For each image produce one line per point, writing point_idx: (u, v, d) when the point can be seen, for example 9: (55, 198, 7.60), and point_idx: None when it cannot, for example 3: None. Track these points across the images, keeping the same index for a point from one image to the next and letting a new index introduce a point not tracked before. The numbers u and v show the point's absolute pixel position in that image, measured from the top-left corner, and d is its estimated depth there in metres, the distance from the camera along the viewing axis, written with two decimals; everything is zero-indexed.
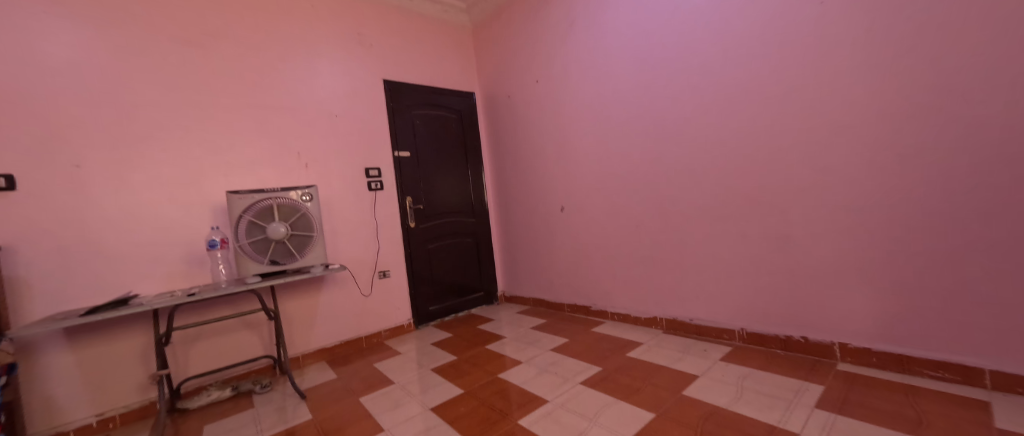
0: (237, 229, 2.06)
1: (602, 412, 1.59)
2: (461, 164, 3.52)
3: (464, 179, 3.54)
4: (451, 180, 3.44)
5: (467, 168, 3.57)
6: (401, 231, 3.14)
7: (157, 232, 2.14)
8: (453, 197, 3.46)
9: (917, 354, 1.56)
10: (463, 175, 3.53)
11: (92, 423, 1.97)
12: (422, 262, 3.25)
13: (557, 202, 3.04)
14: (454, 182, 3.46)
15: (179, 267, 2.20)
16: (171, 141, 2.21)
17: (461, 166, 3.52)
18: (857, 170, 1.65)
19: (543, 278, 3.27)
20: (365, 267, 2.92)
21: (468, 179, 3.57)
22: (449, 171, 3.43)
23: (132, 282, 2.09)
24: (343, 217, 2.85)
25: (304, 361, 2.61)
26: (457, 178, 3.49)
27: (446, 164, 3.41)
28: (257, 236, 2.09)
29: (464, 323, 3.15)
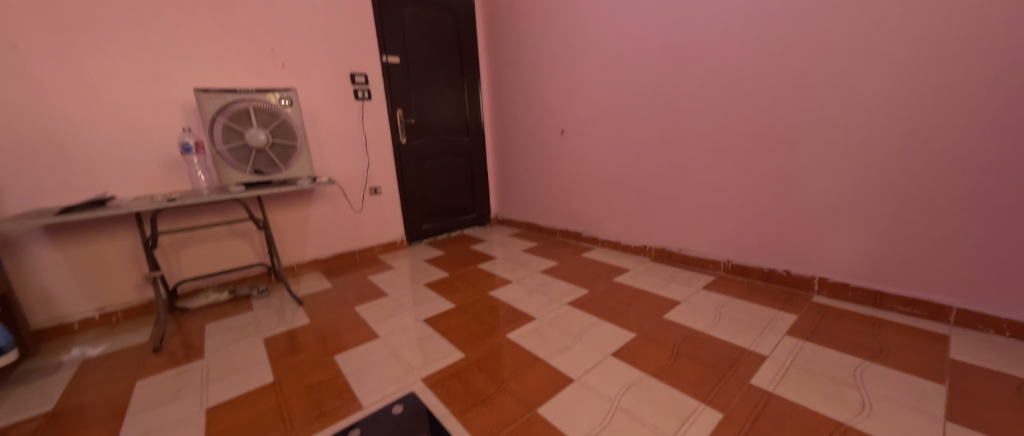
0: (212, 133, 1.93)
1: (586, 331, 1.67)
2: (455, 76, 3.29)
3: (457, 93, 3.34)
4: (444, 94, 3.25)
5: (462, 81, 3.35)
6: (392, 146, 3.03)
7: (130, 131, 2.05)
8: (446, 112, 3.29)
9: (892, 291, 1.63)
10: (457, 89, 3.32)
11: (94, 316, 2.04)
12: (415, 180, 3.20)
13: (556, 124, 2.92)
14: (447, 96, 3.27)
15: (156, 171, 2.13)
16: (128, 30, 2.00)
17: (455, 79, 3.30)
18: (877, 104, 1.55)
19: (537, 202, 3.26)
20: (355, 182, 2.87)
21: (462, 93, 3.37)
22: (442, 83, 3.22)
23: (106, 184, 2.02)
24: (329, 127, 2.72)
25: (301, 271, 2.67)
26: (451, 92, 3.29)
27: (439, 75, 3.18)
28: (235, 142, 1.98)
29: (456, 242, 3.20)
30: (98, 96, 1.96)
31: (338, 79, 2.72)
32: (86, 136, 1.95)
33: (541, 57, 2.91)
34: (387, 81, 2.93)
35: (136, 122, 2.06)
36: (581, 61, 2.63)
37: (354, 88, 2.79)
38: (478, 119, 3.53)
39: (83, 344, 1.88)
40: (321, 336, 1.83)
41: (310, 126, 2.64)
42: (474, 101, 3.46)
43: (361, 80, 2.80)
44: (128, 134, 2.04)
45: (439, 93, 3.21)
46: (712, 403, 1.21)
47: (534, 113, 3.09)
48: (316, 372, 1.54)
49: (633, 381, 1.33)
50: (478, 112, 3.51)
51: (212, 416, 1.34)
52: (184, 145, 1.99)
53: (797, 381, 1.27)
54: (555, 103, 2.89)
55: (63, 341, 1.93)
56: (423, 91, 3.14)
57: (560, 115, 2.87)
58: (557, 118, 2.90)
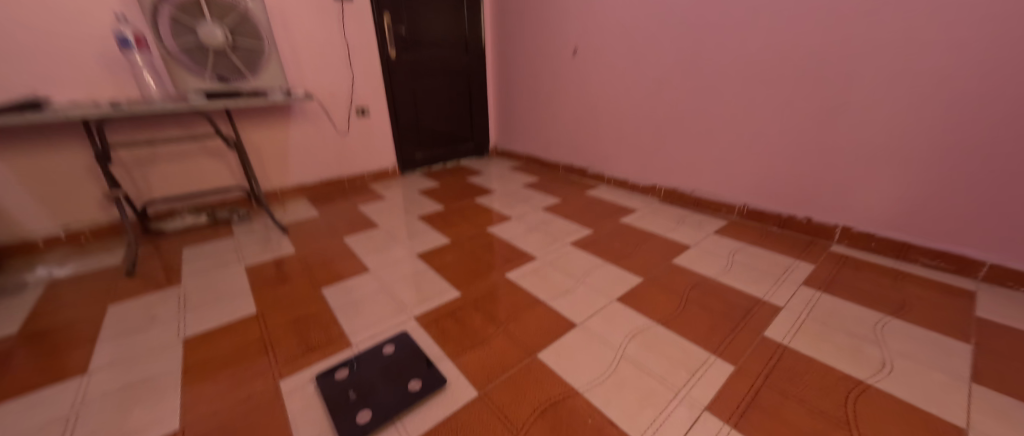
0: (156, 27, 1.58)
1: (590, 273, 1.57)
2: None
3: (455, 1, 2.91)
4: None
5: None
6: (380, 60, 2.67)
7: (60, 20, 1.73)
8: (442, 24, 2.89)
9: (921, 242, 1.52)
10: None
11: (59, 235, 1.88)
12: (406, 103, 2.90)
13: (569, 43, 2.58)
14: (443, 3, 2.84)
15: (98, 72, 1.85)
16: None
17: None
18: (966, 24, 1.29)
19: (540, 134, 3.03)
20: (341, 101, 2.57)
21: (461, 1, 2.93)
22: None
23: (39, 84, 1.75)
24: (304, 31, 2.33)
25: (285, 196, 2.51)
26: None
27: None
28: (187, 40, 1.64)
29: (452, 174, 3.02)
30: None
31: None
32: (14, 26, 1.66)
33: None
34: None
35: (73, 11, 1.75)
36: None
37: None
38: (477, 35, 3.13)
39: (49, 263, 1.73)
40: (309, 266, 1.72)
41: (281, 30, 2.25)
42: (474, 12, 3.03)
43: None
44: (67, 28, 1.75)
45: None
46: (722, 356, 1.13)
47: (543, 30, 2.73)
48: (300, 304, 1.44)
49: (638, 329, 1.25)
50: (479, 27, 3.10)
51: (187, 346, 1.24)
52: (120, 37, 1.60)
53: (813, 335, 1.20)
54: (569, 18, 2.53)
55: (27, 260, 1.78)
56: None
57: (574, 33, 2.53)
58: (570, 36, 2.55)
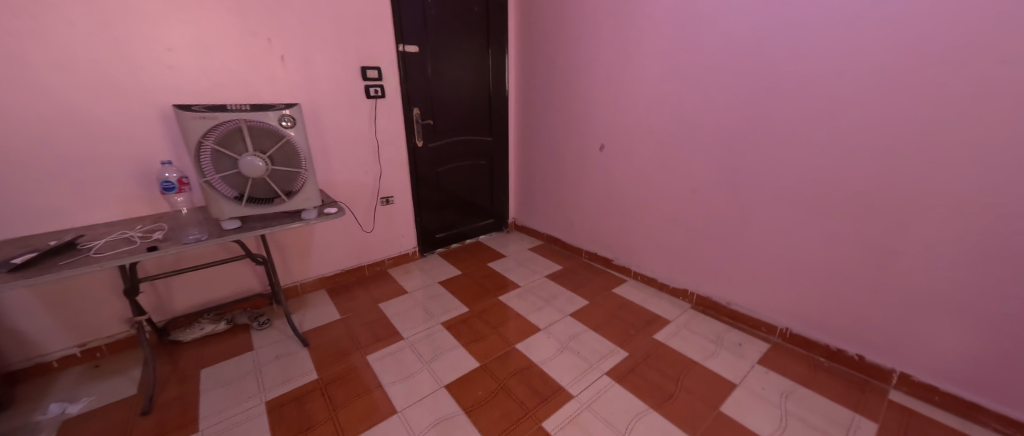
0: (201, 159, 1.67)
1: (634, 426, 1.48)
2: (478, 70, 2.96)
3: (482, 90, 3.02)
4: (465, 90, 2.92)
5: (487, 77, 3.03)
6: (407, 150, 2.73)
7: (116, 145, 1.85)
8: (468, 112, 2.98)
9: (992, 406, 1.45)
10: (480, 85, 3.00)
11: (75, 353, 1.82)
12: (431, 187, 2.93)
13: (594, 139, 2.60)
14: (468, 93, 2.94)
15: (144, 191, 1.94)
16: (115, 21, 1.76)
17: (478, 74, 2.96)
18: None
19: (562, 217, 2.99)
20: (366, 192, 2.60)
21: (486, 89, 3.04)
22: (463, 78, 2.89)
23: (90, 209, 1.85)
24: (337, 130, 2.42)
25: (304, 289, 2.50)
26: (474, 89, 2.97)
27: (461, 69, 2.86)
28: (228, 169, 1.72)
29: (473, 257, 3.00)
30: (80, 100, 1.76)
31: (350, 75, 2.41)
32: (71, 151, 1.77)
33: (580, 58, 2.58)
34: (405, 76, 2.60)
35: (122, 131, 1.85)
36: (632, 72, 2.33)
37: (365, 84, 2.46)
38: (502, 120, 3.21)
39: (64, 393, 1.67)
40: (333, 403, 1.62)
41: (313, 130, 2.33)
42: (500, 99, 3.14)
43: (372, 74, 2.46)
44: (116, 145, 1.85)
45: (463, 89, 2.90)
46: None
47: (569, 120, 2.76)
48: None
49: None
50: (504, 113, 3.20)
51: None
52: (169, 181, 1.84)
53: None
54: (593, 115, 2.58)
55: (41, 385, 1.72)
56: (444, 86, 2.81)
57: (598, 130, 2.56)
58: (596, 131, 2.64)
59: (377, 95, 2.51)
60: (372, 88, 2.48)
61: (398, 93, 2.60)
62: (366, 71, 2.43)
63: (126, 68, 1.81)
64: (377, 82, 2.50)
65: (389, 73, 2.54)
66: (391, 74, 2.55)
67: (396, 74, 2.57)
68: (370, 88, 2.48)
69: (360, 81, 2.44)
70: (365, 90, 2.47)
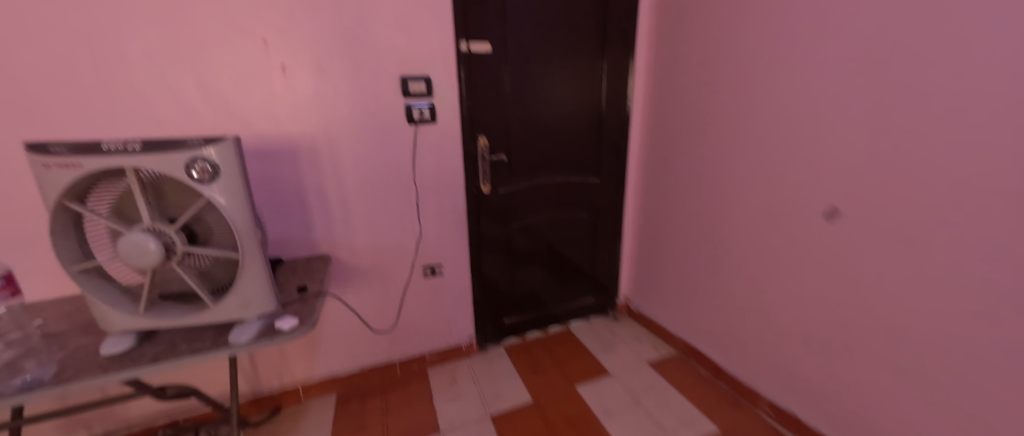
0: (77, 234, 0.98)
1: None
2: (582, 80, 1.96)
3: (586, 110, 2.02)
4: (559, 110, 1.96)
5: (598, 91, 2.01)
6: (466, 198, 1.86)
7: None
8: (562, 142, 2.01)
9: None
10: (584, 102, 2.00)
11: None
12: (498, 249, 2.01)
13: (812, 198, 1.37)
14: (563, 113, 1.97)
15: None
16: (46, 16, 1.22)
17: (580, 85, 1.96)
18: None
19: (723, 318, 1.80)
20: (401, 261, 1.80)
21: (591, 108, 2.03)
22: (557, 92, 1.93)
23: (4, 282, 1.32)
24: (362, 173, 1.66)
25: (306, 394, 1.78)
26: (575, 108, 1.99)
27: (555, 78, 1.91)
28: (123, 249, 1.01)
29: (555, 365, 1.99)
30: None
31: (387, 90, 1.62)
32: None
33: (785, 44, 1.39)
34: (470, 90, 1.74)
35: None
36: (920, 60, 1.05)
37: (408, 102, 1.66)
38: (614, 154, 2.15)
39: None
40: None
41: (327, 174, 1.61)
42: (615, 120, 2.09)
43: (418, 88, 1.64)
44: None
45: (557, 109, 1.96)
46: None
47: (748, 160, 1.58)
48: None
49: None
50: (620, 143, 2.14)
51: None
52: None
53: None
54: (807, 151, 1.36)
55: None
56: (527, 102, 1.88)
57: (823, 183, 1.33)
58: (801, 180, 1.41)
59: (424, 118, 1.68)
60: (416, 109, 1.66)
61: (457, 116, 1.74)
62: (407, 83, 1.62)
63: (68, 87, 1.28)
64: (425, 99, 1.68)
65: (445, 85, 1.69)
66: (447, 87, 1.70)
67: (454, 88, 1.71)
68: (415, 107, 1.66)
69: (401, 98, 1.65)
70: (406, 111, 1.66)
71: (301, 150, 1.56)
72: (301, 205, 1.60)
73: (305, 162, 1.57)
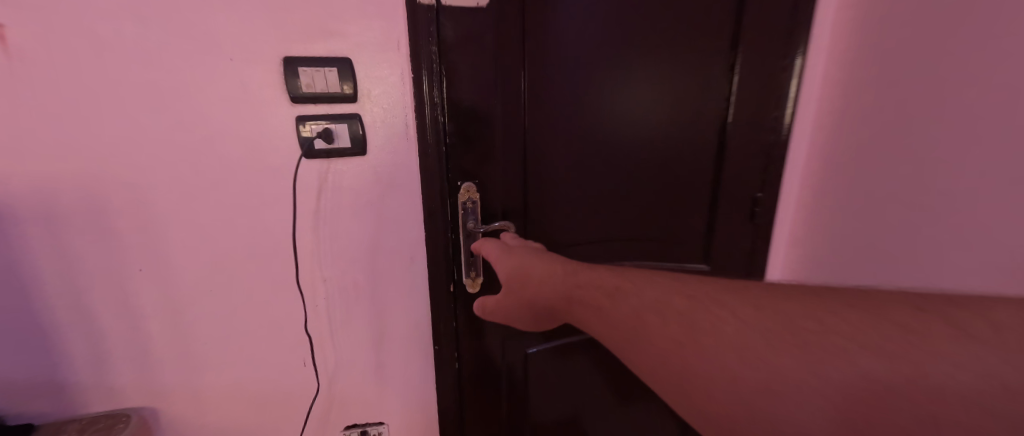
0: None
1: None
2: (682, 73, 0.97)
3: (689, 134, 1.01)
4: (631, 136, 0.98)
5: (717, 96, 1.00)
6: (434, 303, 0.96)
7: None
8: (632, 197, 1.03)
9: None
10: (685, 119, 1.00)
11: None
12: (498, 389, 1.09)
13: None
14: (640, 140, 0.99)
15: None
16: None
17: (680, 83, 0.97)
18: None
19: None
20: (302, 418, 0.95)
21: (701, 131, 1.01)
22: (630, 99, 0.96)
23: None
24: (213, 260, 0.82)
25: None
26: (663, 131, 1.00)
27: (625, 71, 0.94)
28: None
29: None
30: None
31: (254, 87, 0.76)
32: None
33: None
34: (446, 90, 0.84)
35: None
36: None
37: (303, 114, 0.79)
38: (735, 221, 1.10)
39: None
40: None
41: (138, 265, 0.79)
42: (748, 154, 1.05)
43: (318, 82, 0.77)
44: None
45: (628, 131, 0.98)
46: None
47: None
48: None
49: None
50: (754, 201, 1.09)
51: None
52: None
53: None
54: None
55: None
56: (565, 118, 0.94)
57: None
58: None
59: (338, 148, 0.82)
60: (319, 126, 0.79)
61: (413, 142, 0.86)
62: (296, 74, 0.76)
63: None
64: (340, 106, 0.80)
65: (378, 77, 0.81)
66: (387, 83, 0.82)
67: (407, 84, 0.83)
68: (314, 123, 0.79)
69: (287, 106, 0.78)
70: (298, 132, 0.79)
71: (64, 217, 0.74)
72: (77, 323, 0.79)
73: (80, 240, 0.76)
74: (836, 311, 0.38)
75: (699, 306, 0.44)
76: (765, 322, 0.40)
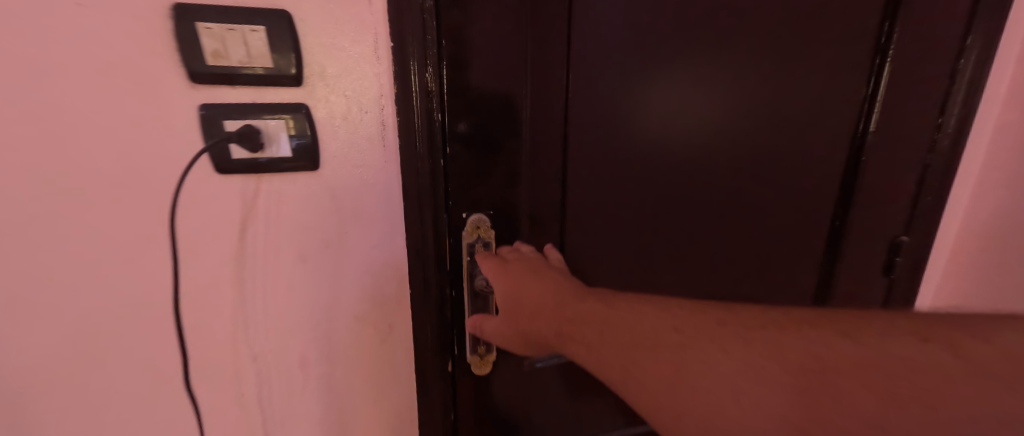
0: None
1: None
2: (797, 63, 0.67)
3: (797, 150, 0.71)
4: (714, 152, 0.69)
5: (845, 97, 0.69)
6: (422, 386, 0.66)
7: None
8: (707, 236, 0.73)
9: None
10: (794, 129, 0.70)
11: None
12: None
13: None
14: (725, 159, 0.69)
15: None
16: None
17: (793, 77, 0.67)
18: None
19: None
20: None
21: (815, 149, 0.71)
22: (717, 100, 0.66)
23: None
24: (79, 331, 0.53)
25: None
26: (761, 145, 0.70)
27: (714, 59, 0.65)
28: None
29: None
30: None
31: (126, 56, 0.45)
32: None
33: None
34: (446, 72, 0.53)
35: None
36: None
37: (216, 103, 0.48)
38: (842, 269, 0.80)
39: None
40: None
41: None
42: (880, 177, 0.74)
43: (234, 49, 0.46)
44: None
45: (711, 145, 0.68)
46: None
47: None
48: None
49: None
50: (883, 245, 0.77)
51: None
52: None
53: None
54: None
55: None
56: (623, 116, 0.64)
57: None
58: None
59: (272, 158, 0.50)
60: (238, 123, 0.48)
61: (397, 154, 0.55)
62: (195, 37, 0.45)
63: None
64: (274, 92, 0.49)
65: (339, 47, 0.50)
66: (355, 58, 0.51)
67: (388, 61, 0.52)
68: (231, 118, 0.48)
69: (187, 89, 0.47)
70: (204, 132, 0.48)
71: None
72: None
73: None
74: (870, 371, 0.33)
75: (713, 340, 0.40)
76: (780, 355, 0.37)
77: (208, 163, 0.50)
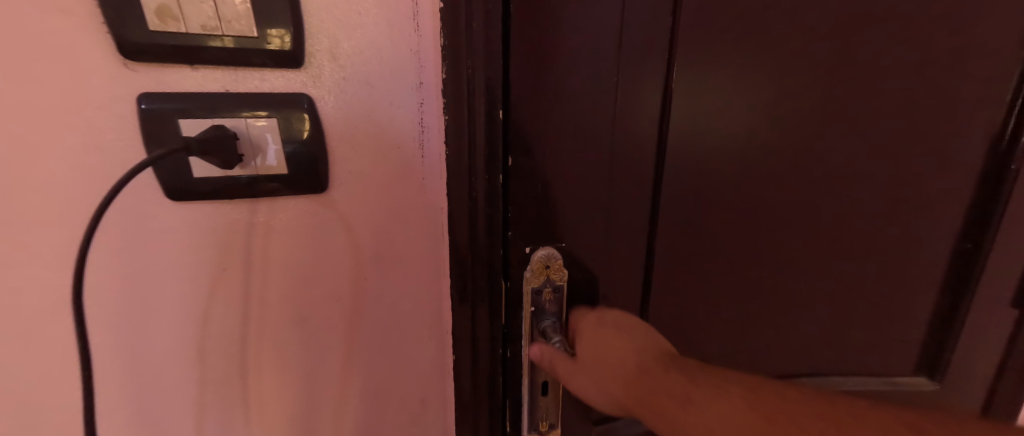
0: None
1: None
2: (938, 51, 0.52)
3: (926, 160, 0.57)
4: (830, 162, 0.54)
5: (983, 95, 0.55)
6: None
7: None
8: (813, 267, 0.59)
9: None
10: (922, 134, 0.56)
11: None
12: None
13: None
14: (842, 171, 0.55)
15: None
16: None
17: (931, 68, 0.53)
18: None
19: None
20: None
21: (945, 158, 0.57)
22: (840, 94, 0.52)
23: None
24: None
25: None
26: (883, 154, 0.56)
27: (844, 43, 0.49)
28: None
29: None
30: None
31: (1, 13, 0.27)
32: None
33: None
34: (513, 48, 0.36)
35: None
36: None
37: (165, 94, 0.30)
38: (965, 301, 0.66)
39: None
40: None
41: None
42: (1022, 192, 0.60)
43: (194, 6, 0.28)
44: None
45: (827, 153, 0.54)
46: None
47: None
48: None
49: None
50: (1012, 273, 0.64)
51: None
52: None
53: None
54: None
55: None
56: (731, 114, 0.48)
57: None
58: None
59: (258, 178, 0.33)
60: (203, 125, 0.31)
61: (442, 169, 0.39)
62: None
63: None
64: (258, 75, 0.32)
65: (360, 9, 0.33)
66: (382, 28, 0.34)
67: (433, 35, 0.36)
68: (191, 117, 0.31)
69: (118, 71, 0.29)
70: (146, 138, 0.31)
71: None
72: None
73: None
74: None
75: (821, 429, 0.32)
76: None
77: (152, 188, 0.32)
